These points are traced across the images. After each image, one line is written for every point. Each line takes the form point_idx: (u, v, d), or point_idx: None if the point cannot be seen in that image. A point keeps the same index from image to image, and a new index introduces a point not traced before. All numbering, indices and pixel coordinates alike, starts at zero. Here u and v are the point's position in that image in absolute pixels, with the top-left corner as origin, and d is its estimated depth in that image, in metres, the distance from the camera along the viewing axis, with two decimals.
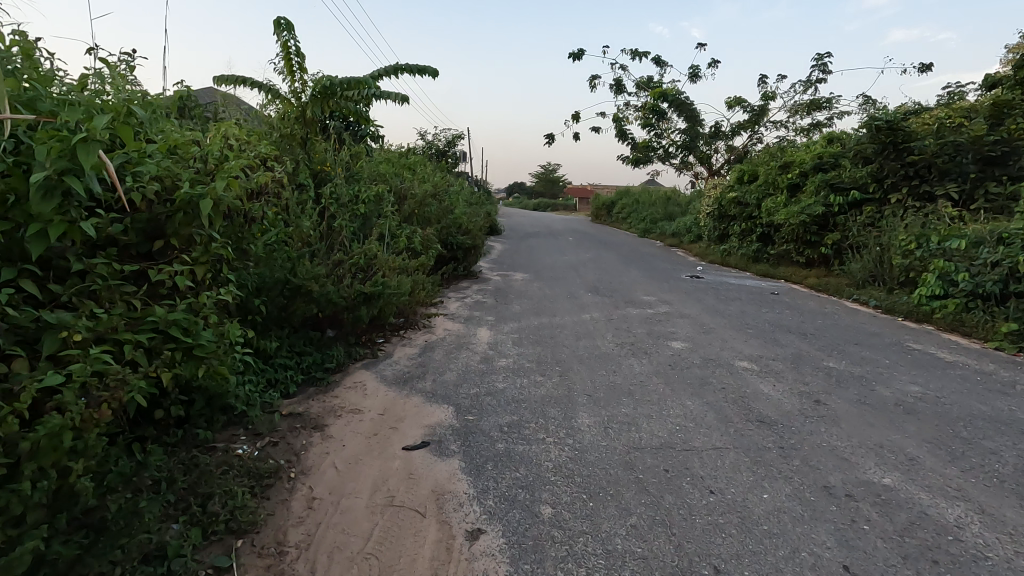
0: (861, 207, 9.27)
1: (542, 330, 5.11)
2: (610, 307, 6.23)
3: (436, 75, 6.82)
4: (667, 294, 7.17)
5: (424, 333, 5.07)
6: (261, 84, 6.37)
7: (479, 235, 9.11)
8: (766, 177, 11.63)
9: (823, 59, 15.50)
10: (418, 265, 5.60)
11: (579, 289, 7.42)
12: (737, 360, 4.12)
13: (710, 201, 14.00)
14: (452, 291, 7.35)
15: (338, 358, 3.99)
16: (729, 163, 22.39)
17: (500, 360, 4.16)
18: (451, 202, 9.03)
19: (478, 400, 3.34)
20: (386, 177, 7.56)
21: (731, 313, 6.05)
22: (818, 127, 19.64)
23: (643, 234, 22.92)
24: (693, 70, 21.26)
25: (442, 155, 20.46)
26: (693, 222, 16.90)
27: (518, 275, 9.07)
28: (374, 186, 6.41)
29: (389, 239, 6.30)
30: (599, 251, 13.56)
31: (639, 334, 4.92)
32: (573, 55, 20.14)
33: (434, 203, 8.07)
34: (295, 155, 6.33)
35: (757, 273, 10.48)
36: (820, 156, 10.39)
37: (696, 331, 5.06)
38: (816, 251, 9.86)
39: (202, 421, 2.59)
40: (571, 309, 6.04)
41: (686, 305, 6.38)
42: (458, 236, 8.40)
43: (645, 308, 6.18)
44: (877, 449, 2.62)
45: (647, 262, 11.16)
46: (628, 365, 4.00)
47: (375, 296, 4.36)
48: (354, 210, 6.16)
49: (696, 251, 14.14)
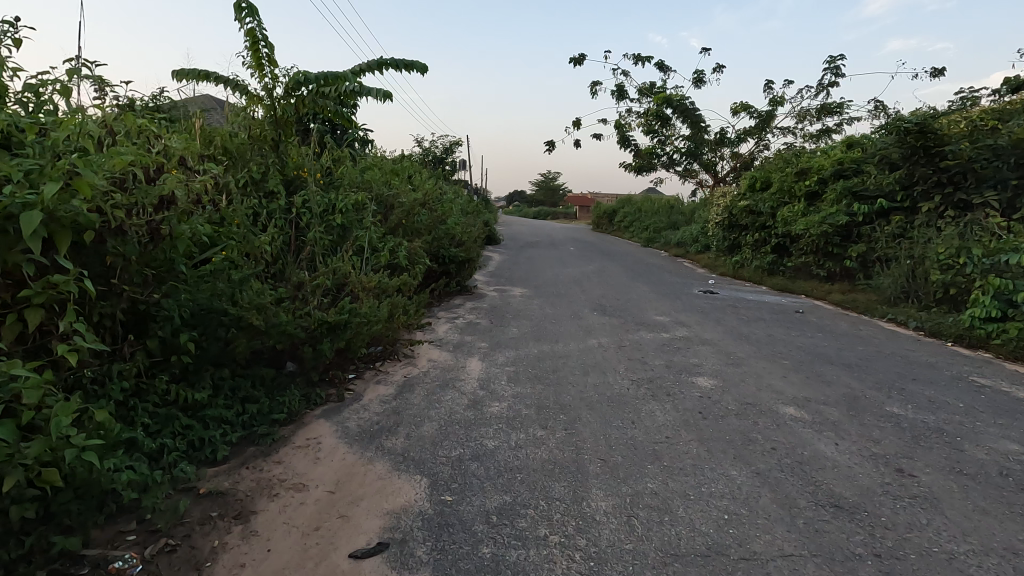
0: (888, 216, 8.56)
1: (543, 362, 4.38)
2: (620, 331, 5.49)
3: (425, 70, 6.15)
4: (682, 314, 6.44)
5: (404, 365, 4.32)
6: (226, 80, 5.68)
7: (474, 247, 8.38)
8: (781, 185, 10.91)
9: (836, 62, 14.87)
10: (400, 284, 4.87)
11: (584, 309, 6.68)
12: (782, 406, 3.37)
13: (718, 210, 13.29)
14: (442, 310, 6.62)
15: (291, 405, 3.24)
16: (735, 171, 21.76)
17: (492, 405, 3.42)
18: (443, 211, 8.31)
19: (461, 469, 2.59)
20: (371, 184, 6.85)
21: (758, 338, 5.30)
22: (828, 133, 19.01)
23: (646, 244, 22.22)
24: (698, 74, 20.68)
25: (440, 163, 19.89)
26: (700, 231, 16.20)
27: (516, 291, 8.34)
28: (354, 194, 5.70)
29: (370, 253, 5.57)
30: (604, 263, 12.84)
31: (657, 369, 4.17)
32: (574, 59, 19.53)
33: (424, 212, 7.35)
34: (265, 159, 5.74)
35: (773, 287, 9.76)
36: (841, 162, 9.69)
37: (723, 363, 4.32)
38: (837, 263, 9.14)
39: (65, 522, 1.85)
40: (575, 334, 5.31)
41: (705, 328, 5.64)
42: (450, 248, 7.68)
43: (660, 332, 5.43)
44: (1012, 560, 1.88)
45: (655, 275, 10.43)
46: (649, 413, 3.26)
47: (343, 325, 3.62)
48: (329, 221, 5.46)
49: (705, 263, 13.39)
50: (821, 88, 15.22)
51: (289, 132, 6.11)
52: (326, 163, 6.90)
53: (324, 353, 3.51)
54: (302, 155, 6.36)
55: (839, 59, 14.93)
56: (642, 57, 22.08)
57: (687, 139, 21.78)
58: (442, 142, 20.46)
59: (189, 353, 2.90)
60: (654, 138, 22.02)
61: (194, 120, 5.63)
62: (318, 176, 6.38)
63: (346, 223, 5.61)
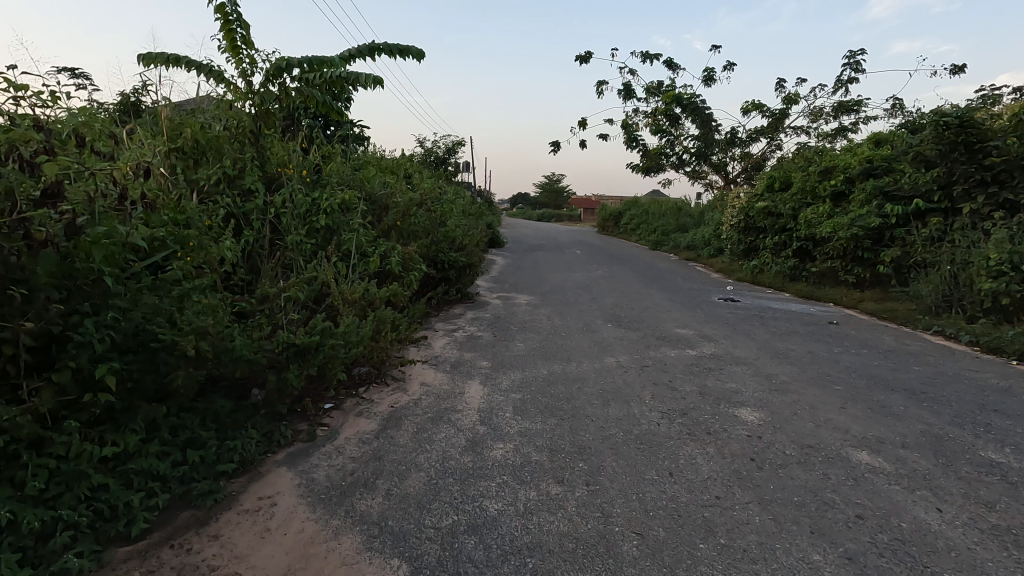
0: (925, 218, 7.90)
1: (554, 388, 3.75)
2: (641, 348, 4.85)
3: (421, 56, 5.56)
4: (707, 327, 5.79)
5: (392, 393, 3.68)
6: (199, 64, 5.11)
7: (477, 251, 7.75)
8: (804, 186, 10.25)
9: (855, 57, 14.22)
10: (390, 295, 4.26)
11: (597, 320, 6.04)
12: (853, 451, 2.73)
13: (734, 212, 12.63)
14: (440, 321, 6.00)
15: (246, 451, 2.62)
16: (746, 172, 21.09)
17: (494, 448, 2.80)
18: (443, 212, 7.69)
19: (454, 550, 1.96)
20: (363, 181, 6.24)
21: (798, 357, 4.65)
22: (843, 132, 18.34)
23: (654, 247, 21.55)
24: (708, 73, 20.08)
25: (441, 164, 19.31)
26: (713, 234, 15.54)
27: (522, 299, 7.70)
28: (342, 193, 5.10)
29: (357, 258, 4.94)
30: (613, 267, 12.19)
31: (691, 397, 3.53)
32: (580, 57, 18.93)
33: (421, 213, 6.74)
34: (243, 153, 5.16)
35: (796, 294, 9.10)
36: (869, 160, 9.05)
37: (767, 390, 3.67)
38: (867, 269, 8.48)
39: None
40: (590, 352, 4.67)
41: (737, 345, 4.98)
42: (450, 252, 7.07)
43: (686, 349, 4.79)
44: None
45: (669, 281, 9.79)
46: (690, 460, 2.63)
47: (315, 348, 2.99)
48: (311, 223, 4.86)
49: (720, 268, 12.71)
50: (840, 84, 14.56)
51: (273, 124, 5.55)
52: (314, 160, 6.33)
53: (290, 383, 2.87)
54: (286, 150, 5.78)
55: (858, 55, 14.28)
56: (650, 55, 21.49)
57: (697, 139, 21.13)
58: (444, 142, 19.89)
59: (113, 389, 2.30)
60: (663, 138, 21.38)
61: (163, 110, 5.07)
62: (304, 173, 5.79)
63: (331, 224, 5.00)
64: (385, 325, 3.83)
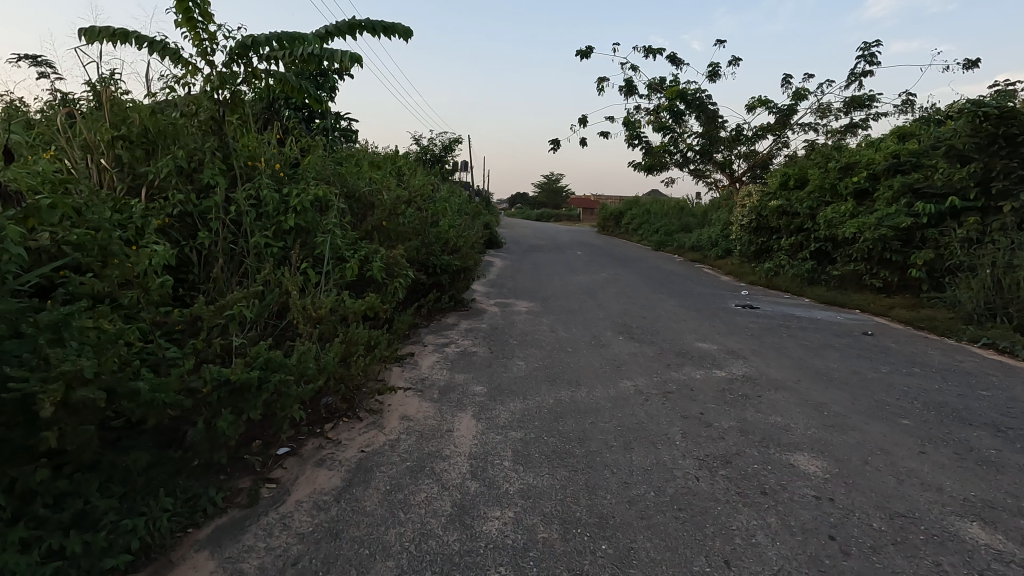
0: (960, 217, 7.26)
1: (562, 424, 3.09)
2: (660, 367, 4.20)
3: (408, 34, 4.90)
4: (730, 340, 5.14)
5: (365, 431, 3.02)
6: (152, 42, 4.43)
7: (472, 254, 7.08)
8: (823, 183, 9.59)
9: (870, 49, 13.58)
10: (366, 310, 3.60)
11: (607, 333, 5.38)
12: (958, 524, 2.08)
13: (745, 211, 11.97)
14: (430, 334, 5.34)
15: (157, 529, 1.97)
16: (752, 170, 20.44)
17: (489, 519, 2.14)
18: (435, 211, 7.02)
19: None
20: (345, 176, 5.57)
21: (844, 379, 3.99)
22: (853, 128, 17.69)
23: (656, 247, 20.90)
24: (713, 68, 19.43)
25: (438, 161, 18.67)
26: (720, 234, 14.91)
27: (521, 306, 7.03)
28: (316, 188, 4.44)
29: (332, 263, 4.27)
30: (618, 270, 11.54)
31: (731, 437, 2.88)
32: (581, 52, 18.32)
33: (410, 212, 6.08)
34: (202, 143, 4.48)
35: (816, 299, 8.46)
36: (895, 155, 8.41)
37: (820, 426, 3.03)
38: (894, 273, 7.85)
39: None
40: (603, 375, 4.01)
41: (769, 363, 4.33)
42: (442, 255, 6.42)
43: (712, 370, 4.14)
44: None
45: (679, 285, 9.15)
46: (748, 539, 1.99)
47: (257, 385, 2.33)
48: (278, 223, 4.20)
49: (730, 270, 12.06)
50: (853, 78, 13.91)
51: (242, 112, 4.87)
52: (290, 153, 5.65)
53: (223, 433, 2.21)
54: (257, 141, 5.10)
55: (874, 46, 13.61)
56: (653, 50, 20.83)
57: (701, 136, 20.49)
58: (441, 139, 19.26)
59: None
60: (666, 135, 20.72)
61: (110, 95, 4.38)
62: (277, 167, 5.13)
63: (303, 224, 4.34)
64: (358, 346, 3.18)
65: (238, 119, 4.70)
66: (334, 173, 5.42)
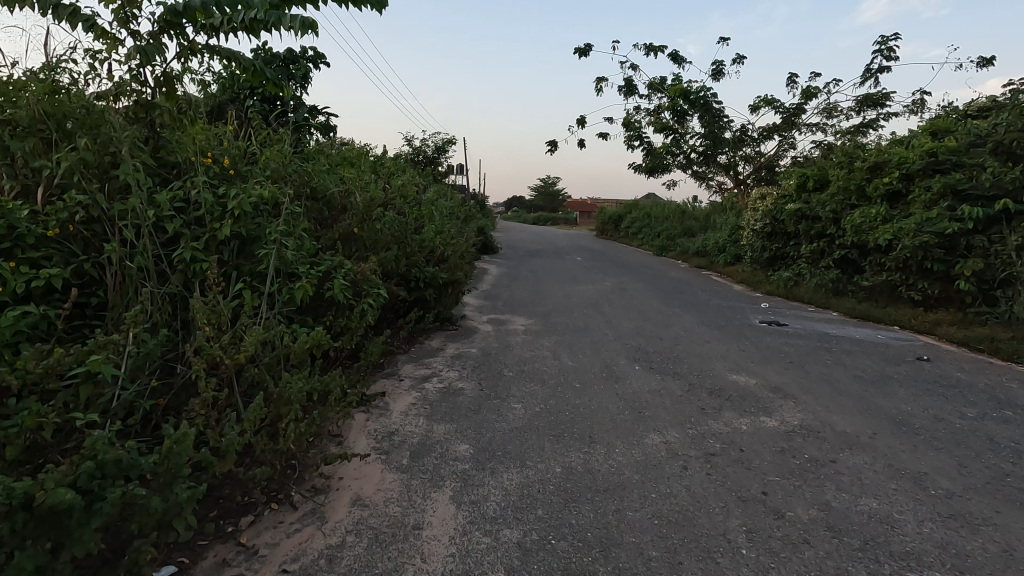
0: (1012, 222, 6.45)
1: (576, 516, 2.22)
2: (694, 413, 3.33)
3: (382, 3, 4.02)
4: (769, 372, 4.27)
5: (299, 529, 2.13)
6: (61, 6, 3.57)
7: (462, 265, 6.19)
8: (849, 185, 8.75)
9: (887, 43, 12.82)
10: (313, 349, 2.72)
11: (620, 362, 4.50)
12: None
13: (757, 215, 11.13)
14: (409, 364, 4.47)
15: None
16: (757, 172, 19.65)
17: None
18: (419, 216, 6.14)
19: None
20: (309, 173, 4.70)
21: (930, 431, 3.13)
22: (864, 128, 16.92)
23: (659, 253, 20.09)
24: (717, 66, 18.61)
25: (430, 163, 17.83)
26: (727, 240, 14.11)
27: (518, 324, 6.14)
28: (261, 189, 3.55)
29: (279, 281, 3.39)
30: (622, 278, 10.70)
31: (819, 542, 2.02)
32: (579, 50, 17.54)
33: (387, 217, 5.20)
34: (121, 132, 3.54)
35: (845, 313, 7.63)
36: (932, 153, 7.59)
37: (938, 520, 2.17)
38: (935, 284, 7.02)
39: None
40: (622, 426, 3.14)
41: (828, 406, 3.47)
42: (427, 268, 5.54)
43: (759, 417, 3.28)
44: None
45: (692, 298, 8.30)
46: None
47: (91, 502, 1.45)
48: (211, 232, 3.31)
49: (741, 278, 11.22)
50: (869, 73, 13.14)
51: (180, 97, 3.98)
52: (244, 147, 4.77)
53: None
54: (200, 133, 4.16)
55: (891, 39, 12.83)
56: (654, 49, 20.04)
57: (704, 137, 19.71)
58: (434, 140, 18.41)
59: None
60: (668, 136, 19.91)
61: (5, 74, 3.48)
62: (224, 165, 4.24)
63: (244, 232, 3.44)
64: (291, 404, 2.30)
65: (172, 106, 3.79)
66: (295, 171, 4.54)
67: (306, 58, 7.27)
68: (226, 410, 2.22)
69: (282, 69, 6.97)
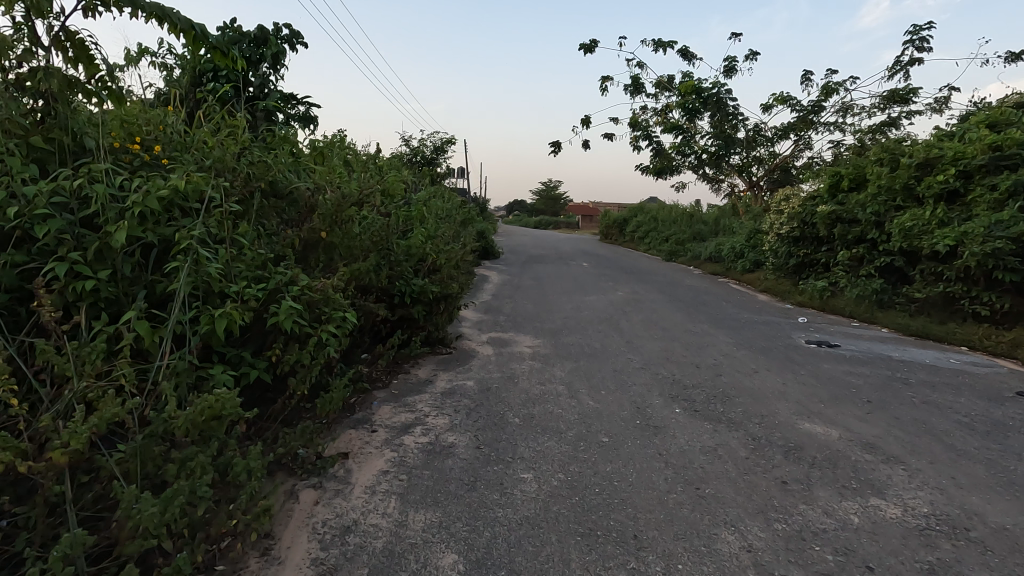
0: None
1: None
2: (775, 492, 2.39)
3: None
4: (851, 417, 3.32)
5: None
6: None
7: (458, 275, 5.25)
8: (894, 184, 7.80)
9: (919, 33, 11.94)
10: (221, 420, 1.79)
11: (655, 404, 3.56)
12: None
13: (782, 217, 10.19)
14: (388, 406, 3.53)
15: None
16: (771, 173, 18.76)
17: None
18: (407, 219, 5.22)
19: None
20: (267, 161, 3.76)
21: None
22: (887, 126, 16.03)
23: (668, 258, 19.11)
24: (729, 63, 17.73)
25: (428, 164, 16.87)
26: (745, 245, 13.17)
27: (524, 346, 5.20)
28: (178, 182, 2.62)
29: (197, 306, 2.46)
30: (636, 288, 9.73)
31: None
32: (585, 45, 16.63)
33: (365, 219, 4.27)
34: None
35: (898, 329, 6.69)
36: (998, 146, 6.68)
37: None
38: (1006, 297, 6.09)
39: None
40: (680, 517, 2.20)
41: (954, 478, 2.54)
42: (414, 280, 4.62)
43: (868, 498, 2.34)
44: None
45: (719, 311, 7.35)
46: None
47: None
48: (102, 242, 2.37)
49: (765, 287, 10.26)
50: (898, 66, 12.26)
51: (94, 63, 3.02)
52: (188, 130, 3.85)
53: None
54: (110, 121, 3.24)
55: (923, 29, 11.95)
56: (663, 45, 19.15)
57: (714, 137, 18.83)
58: (432, 140, 17.48)
59: None
60: (679, 136, 18.99)
61: None
62: (156, 153, 3.39)
63: (152, 240, 2.51)
64: (154, 532, 1.38)
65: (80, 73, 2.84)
66: (248, 161, 3.61)
67: (281, 37, 6.33)
68: (43, 528, 1.47)
69: (252, 49, 6.04)
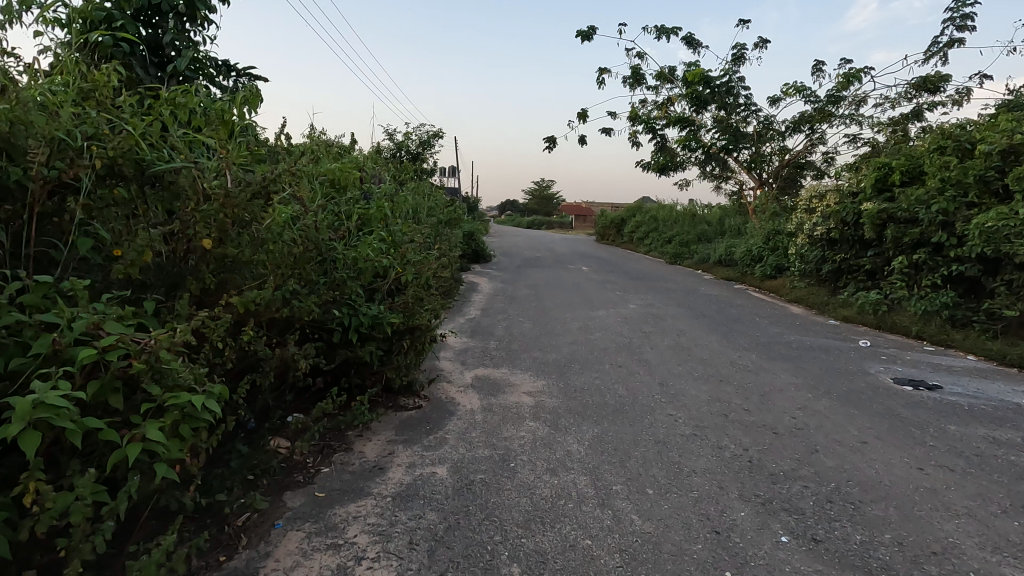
0: None
1: None
2: None
3: None
4: None
5: None
6: None
7: (430, 297, 3.83)
8: (965, 177, 6.49)
9: (961, 9, 10.67)
10: None
11: (743, 524, 2.17)
12: None
13: (815, 217, 8.85)
14: (299, 533, 2.11)
15: None
16: (782, 169, 17.49)
17: None
18: (358, 217, 3.78)
19: None
20: (126, 120, 2.32)
21: None
22: (910, 117, 14.83)
23: (672, 261, 17.74)
24: (738, 51, 16.45)
25: (411, 159, 15.35)
26: (763, 247, 11.83)
27: (521, 394, 3.78)
28: None
29: None
30: (649, 299, 8.34)
31: None
32: (584, 32, 15.23)
33: (283, 218, 2.81)
34: None
35: (989, 355, 5.36)
36: None
37: None
38: None
39: None
40: None
41: None
42: (363, 307, 3.19)
43: None
44: None
45: (758, 332, 5.99)
46: None
47: None
48: None
49: (794, 296, 8.92)
50: (936, 48, 11.02)
51: None
52: (11, 68, 2.42)
53: None
54: None
55: (964, 5, 10.69)
56: (667, 32, 17.79)
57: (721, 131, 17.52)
58: (416, 133, 15.98)
59: None
60: (683, 130, 17.65)
61: None
62: None
63: None
64: None
65: None
66: (78, 124, 2.14)
67: None
68: None
69: None
